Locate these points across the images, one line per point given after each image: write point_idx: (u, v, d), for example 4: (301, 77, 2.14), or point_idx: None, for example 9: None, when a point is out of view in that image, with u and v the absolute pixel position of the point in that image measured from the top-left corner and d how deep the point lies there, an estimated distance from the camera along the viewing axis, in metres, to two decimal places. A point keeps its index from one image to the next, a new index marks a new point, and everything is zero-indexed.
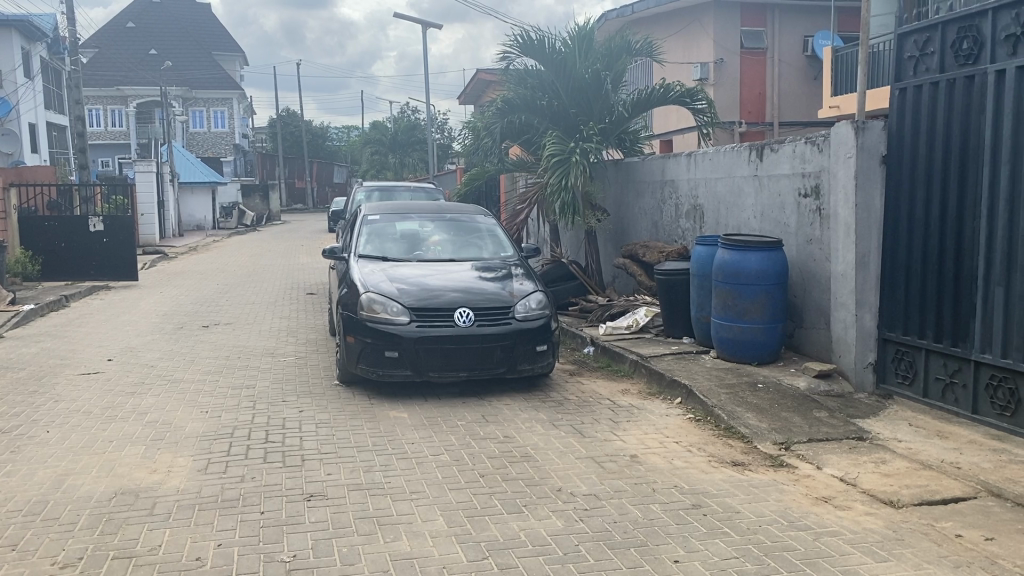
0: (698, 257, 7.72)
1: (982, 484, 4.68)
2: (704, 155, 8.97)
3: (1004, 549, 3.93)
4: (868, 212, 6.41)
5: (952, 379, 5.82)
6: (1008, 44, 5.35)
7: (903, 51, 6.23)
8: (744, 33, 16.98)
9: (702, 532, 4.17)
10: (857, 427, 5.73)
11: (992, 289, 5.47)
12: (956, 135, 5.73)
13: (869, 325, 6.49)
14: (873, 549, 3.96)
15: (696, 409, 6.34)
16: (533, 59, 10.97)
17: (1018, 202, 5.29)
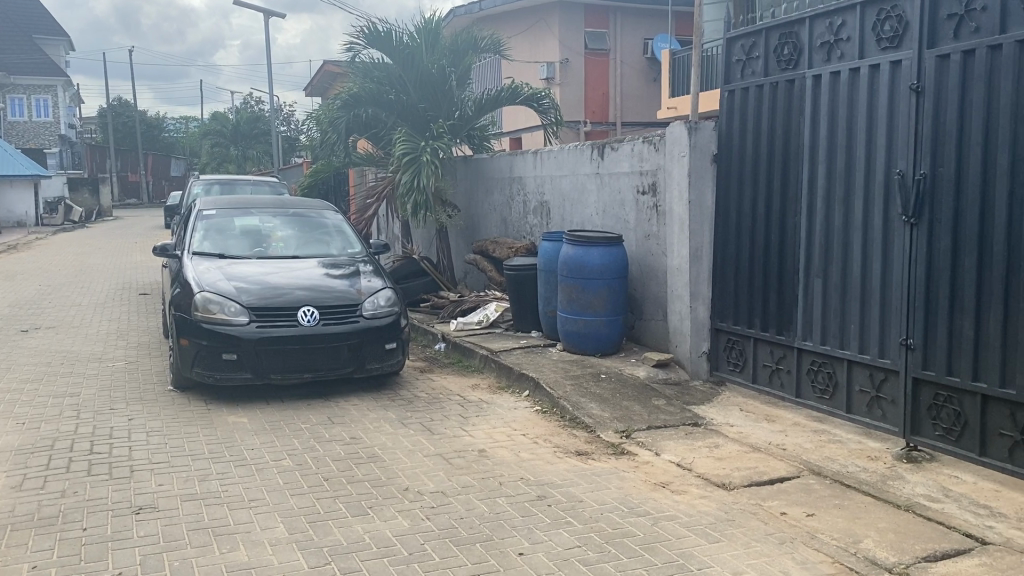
0: (544, 252, 7.85)
1: (804, 463, 5.00)
2: (549, 153, 9.13)
3: (823, 524, 4.20)
4: (701, 209, 6.71)
5: (778, 365, 6.19)
6: (823, 51, 5.72)
7: (732, 54, 6.56)
8: (588, 34, 17.44)
9: (546, 523, 4.23)
10: (693, 414, 5.99)
11: (811, 280, 5.85)
12: (779, 136, 6.09)
13: (703, 315, 6.79)
14: (706, 531, 4.14)
15: (542, 402, 6.44)
16: (379, 51, 10.80)
17: (833, 199, 5.67)
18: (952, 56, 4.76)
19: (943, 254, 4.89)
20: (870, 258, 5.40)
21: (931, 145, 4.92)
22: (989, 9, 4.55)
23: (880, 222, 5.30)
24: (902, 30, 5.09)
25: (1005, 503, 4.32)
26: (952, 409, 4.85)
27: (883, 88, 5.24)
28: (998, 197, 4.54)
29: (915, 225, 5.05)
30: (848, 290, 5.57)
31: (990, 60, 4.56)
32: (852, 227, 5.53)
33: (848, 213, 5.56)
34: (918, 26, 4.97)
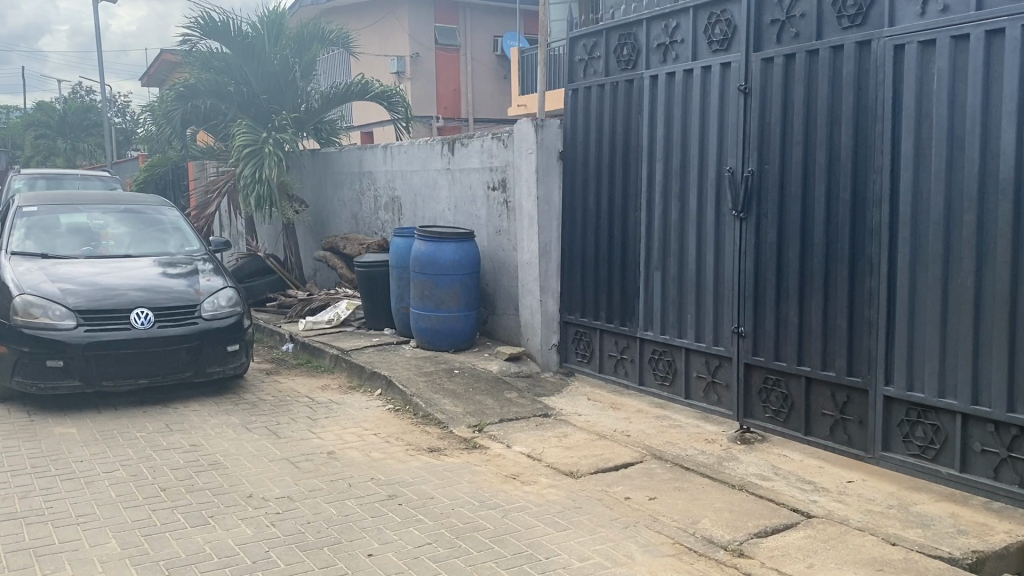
0: (396, 248, 7.77)
1: (648, 448, 5.18)
2: (398, 148, 9.05)
3: (665, 507, 4.37)
4: (548, 204, 6.83)
5: (623, 356, 6.39)
6: (660, 52, 5.94)
7: (575, 53, 6.72)
8: (438, 29, 17.43)
9: (396, 522, 4.19)
10: (543, 405, 6.09)
11: (652, 273, 6.08)
12: (620, 133, 6.28)
13: (552, 309, 6.92)
14: (555, 520, 4.22)
15: (394, 400, 6.38)
16: (218, 41, 10.37)
17: (670, 195, 5.90)
18: (776, 59, 5.06)
19: (769, 247, 5.19)
20: (705, 251, 5.67)
21: (758, 144, 5.20)
22: (808, 16, 4.86)
23: (713, 216, 5.56)
24: (731, 33, 5.36)
25: (827, 478, 4.63)
26: (780, 392, 5.17)
27: (714, 88, 5.49)
28: (817, 193, 4.86)
29: (744, 220, 5.33)
30: (686, 282, 5.82)
31: (808, 64, 4.87)
32: (688, 221, 5.78)
33: (684, 207, 5.81)
34: (745, 30, 5.25)
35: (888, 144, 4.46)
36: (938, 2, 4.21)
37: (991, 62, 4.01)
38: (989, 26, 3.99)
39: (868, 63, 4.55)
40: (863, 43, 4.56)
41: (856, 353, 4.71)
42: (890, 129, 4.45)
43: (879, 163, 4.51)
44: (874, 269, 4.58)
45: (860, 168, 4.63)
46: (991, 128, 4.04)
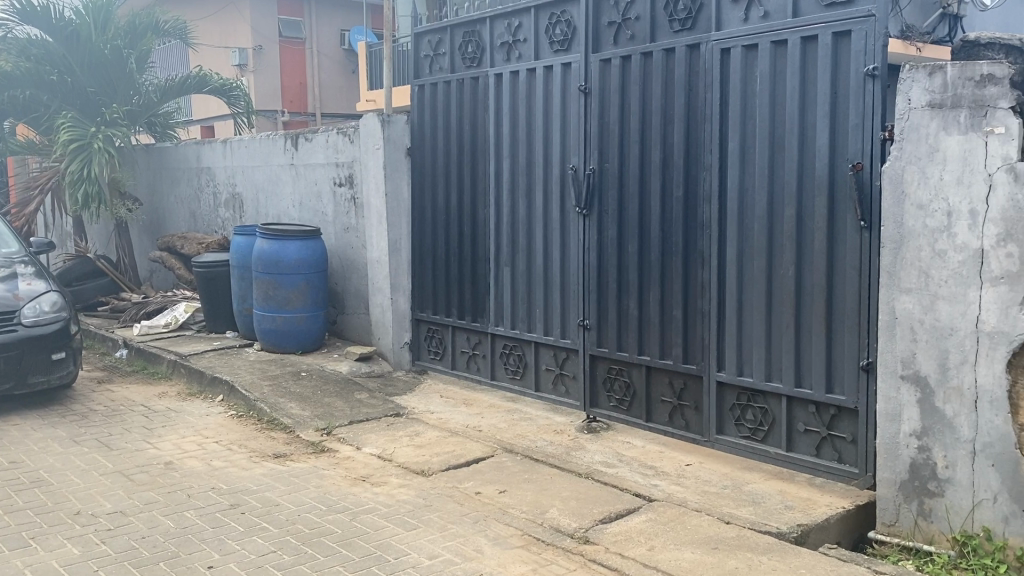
0: (237, 247, 7.48)
1: (498, 442, 5.23)
2: (239, 143, 8.73)
3: (514, 499, 4.42)
4: (396, 201, 6.77)
5: (474, 352, 6.42)
6: (503, 50, 6.00)
7: (420, 50, 6.69)
8: (282, 21, 16.91)
9: (238, 531, 4.04)
10: (394, 404, 6.03)
11: (501, 269, 6.14)
12: (467, 130, 6.30)
13: (403, 306, 6.87)
14: (405, 520, 4.19)
15: (238, 405, 6.14)
16: (36, 28, 9.70)
17: (516, 192, 5.98)
18: (613, 60, 5.21)
19: (610, 242, 5.35)
20: (551, 246, 5.77)
21: (598, 142, 5.35)
22: (642, 19, 5.04)
23: (557, 212, 5.67)
24: (570, 34, 5.48)
25: (668, 462, 4.82)
26: (623, 381, 5.35)
27: (556, 87, 5.60)
28: (653, 190, 5.05)
29: (587, 216, 5.46)
30: (534, 277, 5.91)
31: (643, 65, 5.05)
32: (535, 218, 5.86)
33: (531, 204, 5.89)
34: (583, 31, 5.38)
35: (717, 143, 4.69)
36: (759, 9, 4.47)
37: (806, 67, 4.29)
38: (804, 32, 4.26)
39: (698, 65, 4.76)
40: (693, 46, 4.77)
41: (692, 342, 4.93)
42: (718, 129, 4.68)
43: (709, 161, 4.74)
44: (706, 262, 4.81)
45: (692, 166, 4.85)
46: (807, 129, 4.32)
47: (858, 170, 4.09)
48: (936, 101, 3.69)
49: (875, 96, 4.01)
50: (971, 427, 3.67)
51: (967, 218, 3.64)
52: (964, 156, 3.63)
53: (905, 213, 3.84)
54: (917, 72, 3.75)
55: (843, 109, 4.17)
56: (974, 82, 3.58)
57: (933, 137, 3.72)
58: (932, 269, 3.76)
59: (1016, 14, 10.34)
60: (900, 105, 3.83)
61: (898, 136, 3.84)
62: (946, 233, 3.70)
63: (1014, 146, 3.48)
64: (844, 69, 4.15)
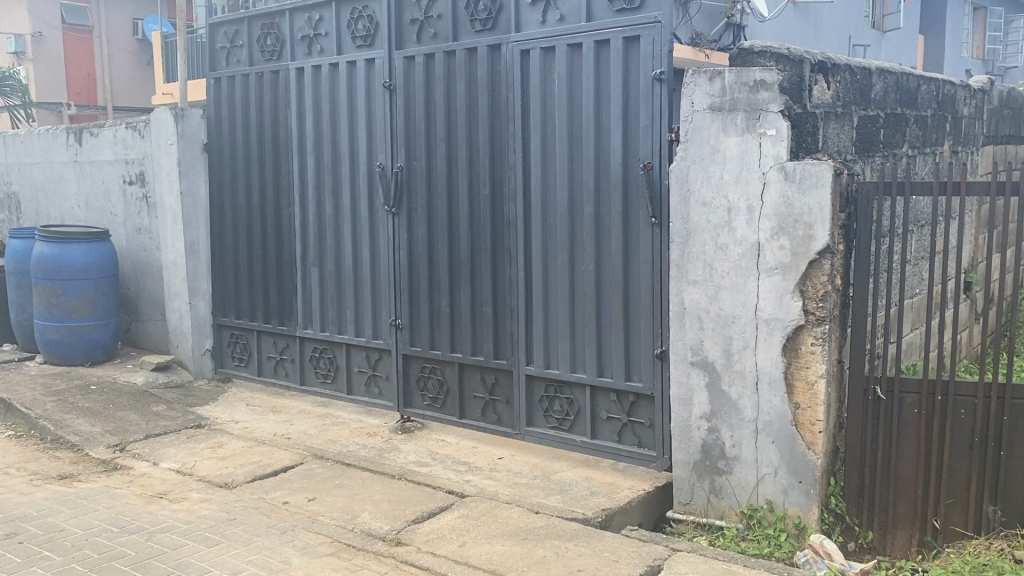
0: (13, 251, 6.84)
1: (308, 449, 5.08)
2: (14, 138, 7.98)
3: (324, 506, 4.31)
4: (193, 200, 6.42)
5: (282, 356, 6.22)
6: (304, 44, 5.83)
7: (216, 41, 6.39)
8: (65, 7, 15.65)
9: (15, 563, 3.68)
10: (196, 415, 5.72)
11: (308, 270, 5.96)
12: (269, 126, 6.08)
13: (203, 311, 6.54)
14: (206, 536, 3.98)
15: (16, 425, 5.60)
16: None
17: (322, 190, 5.83)
18: (416, 58, 5.19)
19: (419, 242, 5.33)
20: (359, 245, 5.67)
21: (404, 140, 5.32)
22: (444, 18, 5.05)
23: (365, 211, 5.58)
24: (372, 29, 5.41)
25: (479, 457, 4.87)
26: (436, 380, 5.35)
27: (360, 84, 5.52)
28: (460, 188, 5.08)
29: (395, 214, 5.41)
30: (343, 278, 5.79)
31: (446, 64, 5.07)
32: (342, 217, 5.74)
33: (337, 202, 5.76)
34: (386, 28, 5.32)
35: (520, 142, 4.78)
36: (555, 12, 4.59)
37: (600, 70, 4.46)
38: (597, 37, 4.42)
39: (499, 65, 4.84)
40: (494, 46, 4.84)
41: (501, 338, 5.01)
42: (520, 129, 4.77)
43: (513, 160, 4.82)
44: (512, 258, 4.89)
45: (497, 165, 4.92)
46: (602, 130, 4.49)
47: (649, 169, 4.29)
48: (716, 104, 3.94)
49: (662, 98, 4.23)
50: (753, 407, 3.97)
51: (745, 214, 3.91)
52: (741, 156, 3.89)
53: (690, 210, 4.07)
54: (698, 77, 3.98)
55: (634, 111, 4.36)
56: (748, 87, 3.85)
57: (714, 138, 3.96)
58: (716, 262, 4.01)
59: (791, 26, 11.27)
60: (684, 108, 4.05)
61: (683, 137, 4.06)
62: (727, 228, 3.96)
63: (784, 147, 3.78)
64: (635, 73, 4.34)
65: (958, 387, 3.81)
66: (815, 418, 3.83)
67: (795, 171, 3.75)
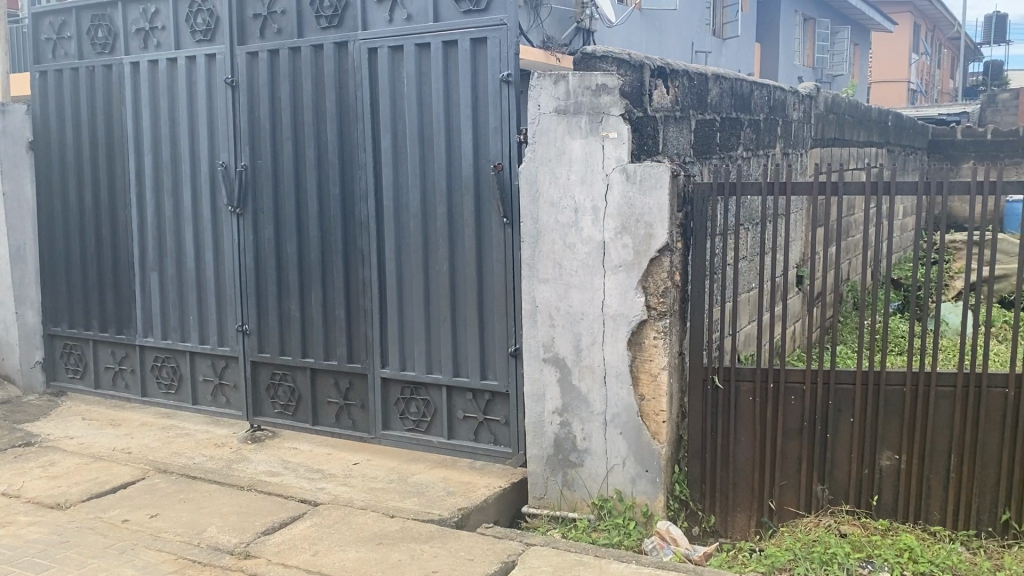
0: None
1: (150, 463, 4.84)
2: None
3: (168, 522, 4.11)
4: (18, 203, 6.02)
5: (121, 367, 5.89)
6: (139, 37, 5.54)
7: (40, 32, 5.97)
8: None
9: None
10: (24, 433, 5.33)
11: (148, 274, 5.67)
12: (101, 122, 5.74)
13: (32, 322, 6.16)
14: (34, 561, 3.71)
15: None
16: None
17: (161, 191, 5.56)
18: (260, 54, 5.03)
19: (267, 244, 5.16)
20: (202, 248, 5.44)
21: (249, 139, 5.14)
22: (288, 14, 4.93)
23: (208, 212, 5.36)
24: (213, 23, 5.20)
25: (334, 463, 4.78)
26: (287, 386, 5.21)
27: (200, 80, 5.30)
28: (309, 188, 4.96)
29: (240, 216, 5.23)
30: (185, 282, 5.54)
31: (292, 61, 4.94)
32: (184, 219, 5.49)
33: (178, 203, 5.51)
34: (227, 22, 5.13)
35: (369, 142, 4.72)
36: (402, 11, 4.55)
37: (448, 71, 4.47)
38: (445, 37, 4.42)
39: (347, 63, 4.76)
40: (341, 44, 4.76)
41: (355, 341, 4.94)
42: (370, 128, 4.71)
43: (363, 159, 4.75)
44: (365, 260, 4.82)
45: (347, 165, 4.84)
46: (452, 130, 4.50)
47: (500, 170, 4.33)
48: (561, 107, 4.02)
49: (510, 100, 4.27)
50: (602, 401, 4.09)
51: (591, 214, 4.01)
52: (586, 158, 3.99)
53: (539, 210, 4.12)
54: (543, 80, 4.03)
55: (483, 112, 4.39)
56: (591, 91, 3.95)
57: (560, 140, 4.04)
58: (564, 260, 4.09)
59: (637, 32, 11.68)
60: (531, 109, 4.08)
61: (530, 138, 4.11)
62: (574, 228, 4.06)
63: (625, 149, 3.92)
64: (483, 74, 4.37)
65: (788, 374, 4.04)
66: (659, 408, 3.99)
67: (636, 172, 3.89)
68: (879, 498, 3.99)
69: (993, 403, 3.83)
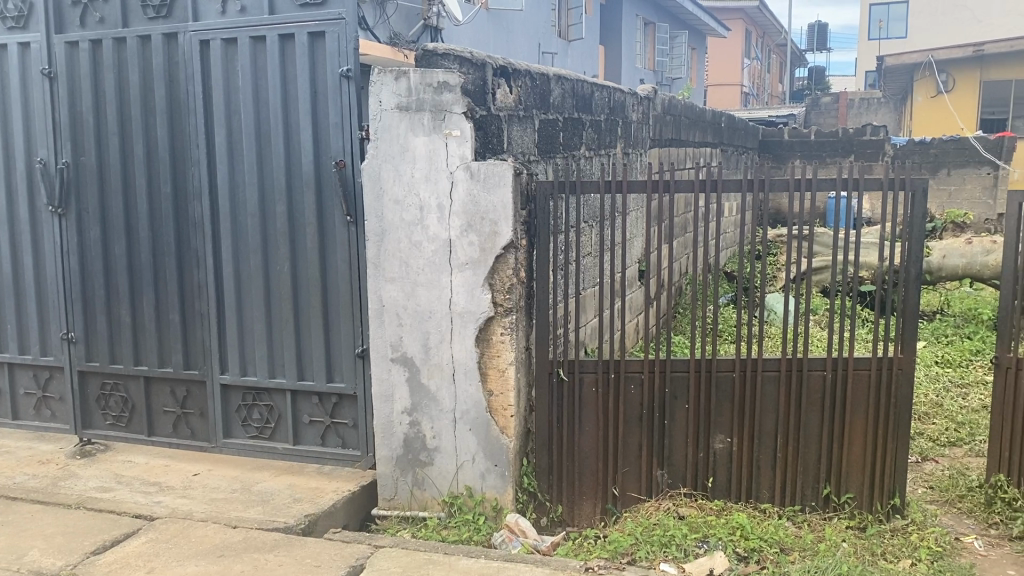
0: None
1: None
2: None
3: None
4: None
5: None
6: None
7: None
8: None
9: None
10: None
11: None
12: None
13: None
14: None
15: None
16: None
17: None
18: (80, 44, 4.72)
19: (92, 246, 4.86)
20: (19, 251, 5.05)
21: (70, 133, 4.82)
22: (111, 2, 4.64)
23: (25, 212, 4.98)
24: (26, 10, 4.83)
25: (173, 476, 4.55)
26: (119, 397, 4.94)
27: (13, 70, 4.91)
28: (138, 186, 4.70)
29: (62, 216, 4.89)
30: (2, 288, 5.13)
31: (116, 52, 4.66)
32: None
33: None
34: (43, 9, 4.78)
35: (203, 137, 4.52)
36: (235, 3, 4.38)
37: (285, 65, 4.34)
38: (281, 30, 4.29)
39: (177, 56, 4.54)
40: (170, 35, 4.53)
41: (192, 346, 4.73)
42: (204, 123, 4.51)
43: (196, 156, 4.55)
44: (201, 261, 4.62)
45: (179, 162, 4.62)
46: (291, 126, 4.38)
47: (342, 167, 4.24)
48: (403, 104, 3.97)
49: (351, 96, 4.20)
50: (451, 398, 4.09)
51: (436, 212, 4.00)
52: (429, 155, 3.97)
53: (383, 207, 4.06)
54: (384, 76, 3.97)
55: (323, 108, 4.29)
56: (432, 88, 3.93)
57: (403, 137, 3.99)
58: (410, 259, 4.06)
59: (484, 30, 11.75)
60: (372, 106, 4.02)
61: (372, 135, 4.04)
62: (419, 226, 4.03)
63: (468, 147, 3.93)
64: (322, 70, 4.28)
65: (628, 365, 4.17)
66: (507, 403, 4.05)
67: (480, 170, 3.92)
68: (714, 480, 4.20)
69: (813, 384, 4.11)
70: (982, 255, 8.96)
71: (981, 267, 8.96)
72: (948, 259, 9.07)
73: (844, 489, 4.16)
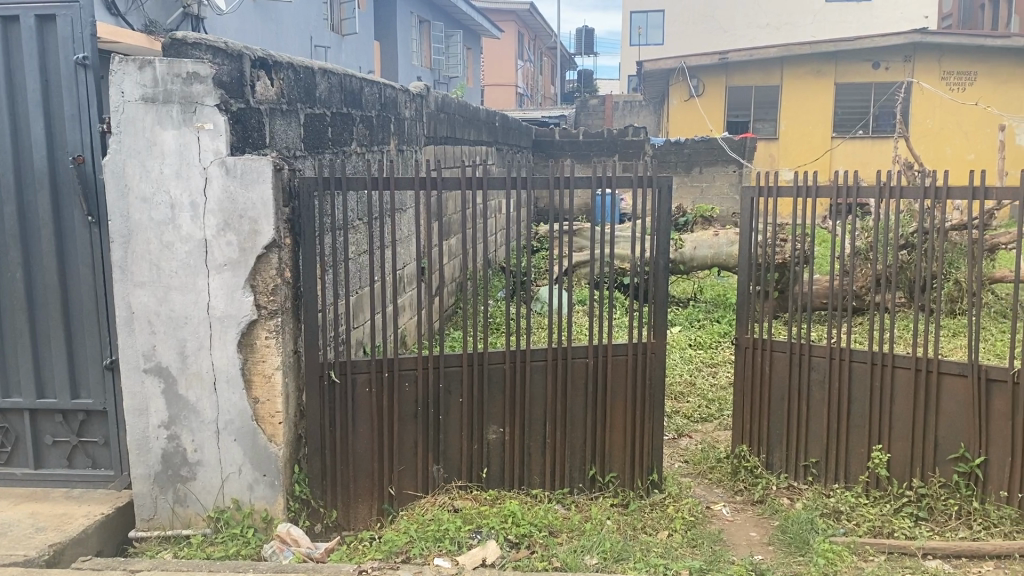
0: None
1: None
2: None
3: None
4: None
5: None
6: None
7: None
8: None
9: None
10: None
11: None
12: None
13: None
14: None
15: None
16: None
17: None
18: None
19: None
20: None
21: None
22: None
23: None
24: None
25: None
26: None
27: None
28: None
29: None
30: None
31: None
32: None
33: None
34: None
35: None
36: None
37: (9, 49, 3.92)
38: (3, 12, 3.87)
39: None
40: None
41: None
42: None
43: None
44: None
45: None
46: (19, 117, 3.95)
47: (80, 163, 3.89)
48: (148, 95, 3.70)
49: (88, 86, 3.86)
50: (213, 408, 3.88)
51: (189, 211, 3.77)
52: (179, 150, 3.73)
53: (129, 207, 3.77)
54: (126, 65, 3.68)
55: (56, 98, 3.91)
56: (181, 79, 3.69)
57: (149, 131, 3.72)
58: (162, 262, 3.80)
59: (249, 19, 11.25)
60: (113, 96, 3.71)
61: (114, 128, 3.73)
62: (171, 225, 3.78)
63: (223, 142, 3.73)
64: (54, 56, 3.89)
65: (401, 363, 4.14)
66: (274, 410, 3.91)
67: (236, 167, 3.74)
68: (487, 471, 4.28)
69: (577, 372, 4.30)
70: (728, 246, 9.76)
71: (726, 257, 9.78)
72: (699, 250, 9.81)
73: (608, 470, 4.38)
